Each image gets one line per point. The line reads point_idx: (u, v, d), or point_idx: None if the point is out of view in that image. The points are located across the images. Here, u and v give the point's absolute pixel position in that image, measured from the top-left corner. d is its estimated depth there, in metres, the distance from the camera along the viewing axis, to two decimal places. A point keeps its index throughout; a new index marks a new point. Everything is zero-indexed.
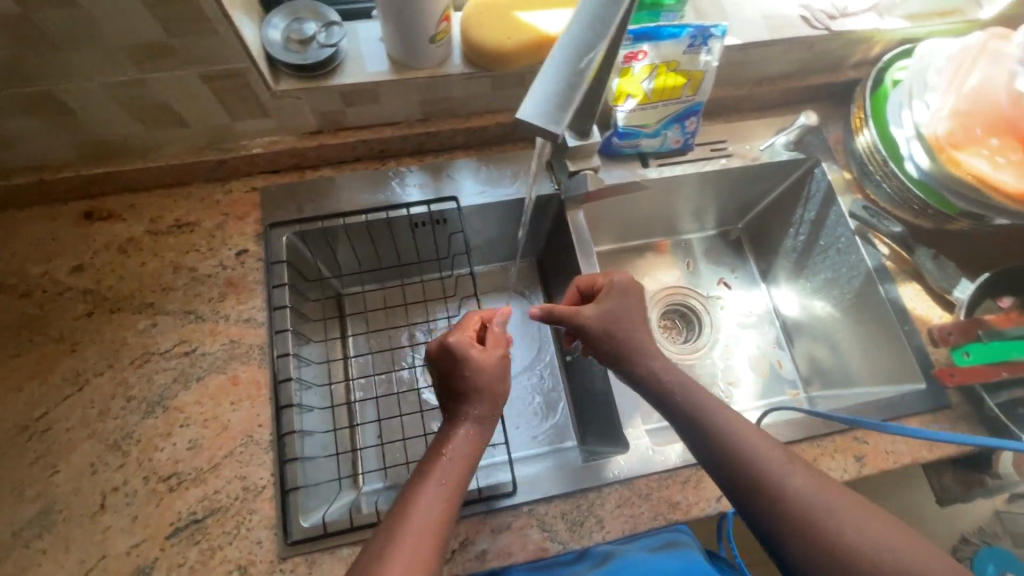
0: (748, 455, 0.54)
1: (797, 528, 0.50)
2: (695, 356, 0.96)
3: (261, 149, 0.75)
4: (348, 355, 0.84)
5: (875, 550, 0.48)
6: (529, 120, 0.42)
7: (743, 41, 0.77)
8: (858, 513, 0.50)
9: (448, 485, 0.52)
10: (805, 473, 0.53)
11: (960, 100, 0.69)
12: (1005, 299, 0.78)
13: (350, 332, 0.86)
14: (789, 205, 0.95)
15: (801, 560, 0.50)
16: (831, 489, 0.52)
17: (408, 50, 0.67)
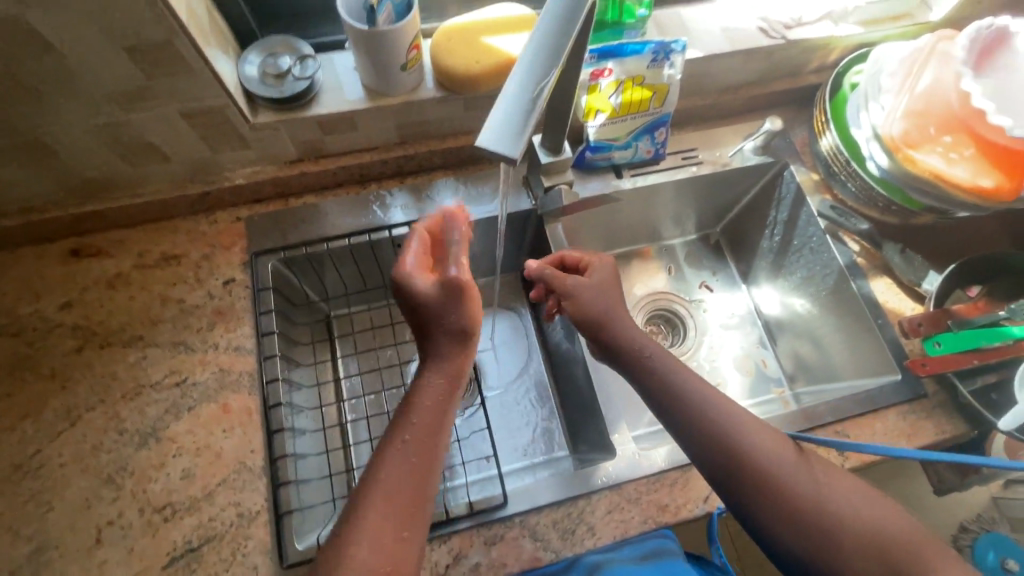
0: (728, 439, 0.58)
1: (792, 520, 0.55)
2: (681, 359, 0.98)
3: (243, 180, 0.77)
4: (339, 376, 0.86)
5: (862, 535, 0.53)
6: (490, 147, 0.44)
7: (704, 53, 0.80)
8: (826, 485, 0.56)
9: (418, 427, 0.53)
10: (799, 468, 0.57)
11: (914, 100, 0.72)
12: (972, 288, 0.81)
13: (341, 354, 0.88)
14: (763, 207, 0.98)
15: (779, 534, 0.55)
16: (823, 480, 0.56)
17: (381, 79, 0.69)
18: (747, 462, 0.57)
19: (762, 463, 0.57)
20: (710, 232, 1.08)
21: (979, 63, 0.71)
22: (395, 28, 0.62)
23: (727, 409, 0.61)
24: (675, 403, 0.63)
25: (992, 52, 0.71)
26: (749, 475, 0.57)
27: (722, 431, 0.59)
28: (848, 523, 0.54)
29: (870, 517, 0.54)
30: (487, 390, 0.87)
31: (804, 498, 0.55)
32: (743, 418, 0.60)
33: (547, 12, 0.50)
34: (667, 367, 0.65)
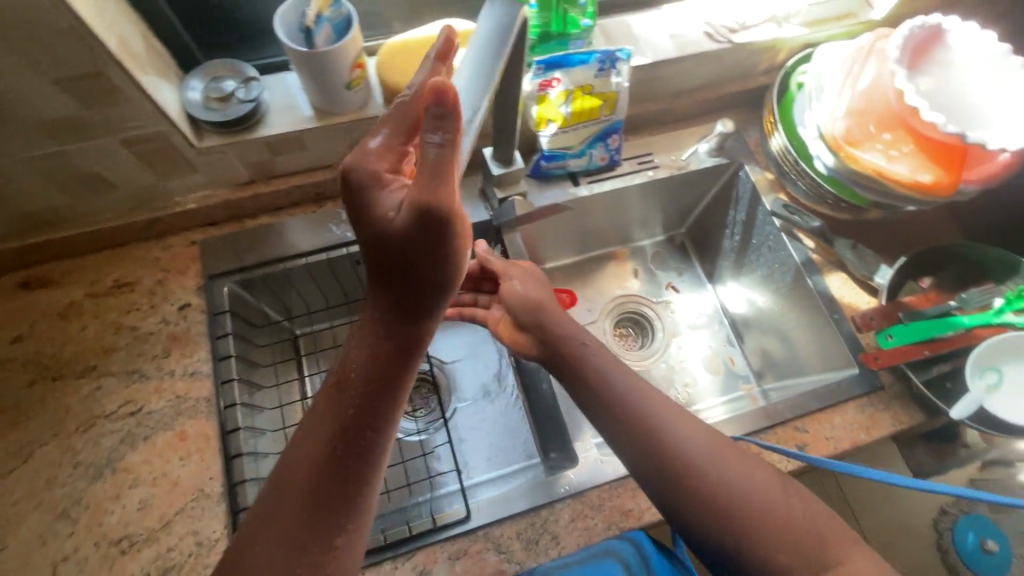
0: (665, 443, 0.59)
1: (724, 523, 0.56)
2: (650, 362, 0.99)
3: (195, 204, 0.77)
4: (305, 396, 0.85)
5: (788, 536, 0.55)
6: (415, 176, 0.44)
7: (652, 60, 0.81)
8: (758, 487, 0.57)
9: (353, 402, 0.46)
10: (734, 471, 0.58)
11: (855, 98, 0.73)
12: (924, 279, 0.83)
13: (306, 373, 0.87)
14: (722, 207, 0.99)
15: (710, 535, 0.57)
16: (756, 483, 0.58)
17: (326, 98, 0.69)
18: (682, 464, 0.58)
19: (697, 466, 0.58)
20: (675, 233, 1.09)
21: (917, 60, 0.73)
22: (335, 48, 0.63)
23: (665, 413, 0.61)
24: (618, 406, 0.62)
25: (930, 49, 0.74)
26: (683, 477, 0.58)
27: (660, 435, 0.60)
28: (771, 522, 0.55)
29: (792, 515, 0.56)
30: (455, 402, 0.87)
31: (733, 498, 0.56)
32: (680, 421, 0.61)
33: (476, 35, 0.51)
34: (610, 369, 0.65)
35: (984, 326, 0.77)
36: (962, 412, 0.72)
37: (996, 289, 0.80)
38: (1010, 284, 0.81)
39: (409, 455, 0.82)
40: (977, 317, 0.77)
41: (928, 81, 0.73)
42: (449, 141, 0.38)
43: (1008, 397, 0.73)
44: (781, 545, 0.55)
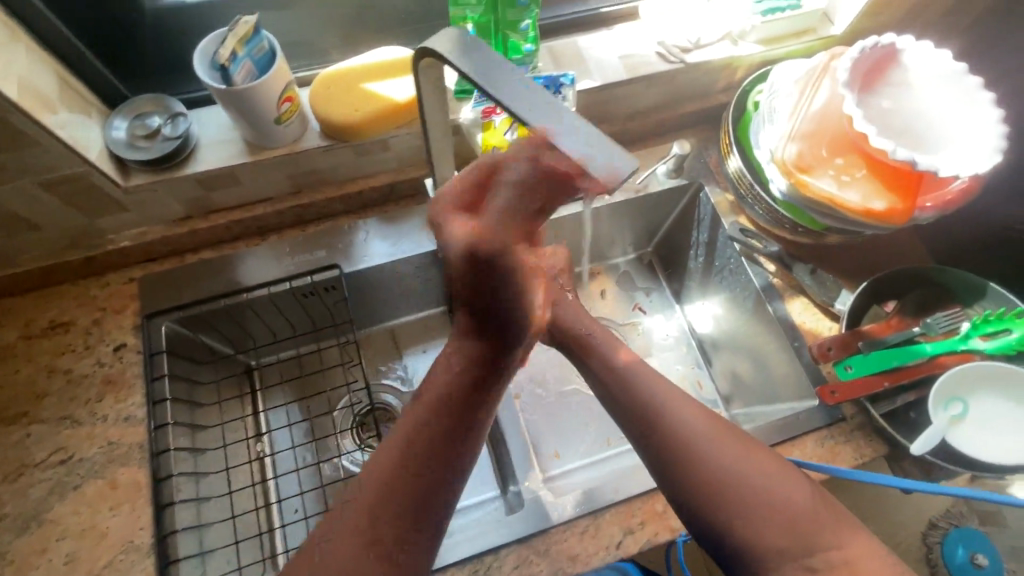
0: (668, 423, 0.58)
1: (712, 499, 0.53)
2: None
3: (129, 242, 0.75)
4: (264, 431, 0.83)
5: (780, 511, 0.52)
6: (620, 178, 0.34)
7: (601, 82, 0.79)
8: (752, 465, 0.54)
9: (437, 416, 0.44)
10: (731, 447, 0.56)
11: (807, 121, 0.70)
12: (888, 302, 0.81)
13: (263, 408, 0.85)
14: (687, 228, 0.97)
15: (701, 511, 0.54)
16: (757, 461, 0.55)
17: (256, 133, 0.67)
18: (682, 445, 0.56)
19: (698, 446, 0.56)
20: (642, 252, 1.06)
21: (873, 79, 0.70)
22: (257, 84, 0.60)
23: (671, 396, 0.60)
24: (619, 388, 0.64)
25: (889, 68, 0.70)
26: (681, 457, 0.56)
27: (662, 417, 0.59)
28: (770, 505, 0.52)
29: (793, 501, 0.53)
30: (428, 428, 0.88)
31: (731, 479, 0.54)
32: (686, 404, 0.59)
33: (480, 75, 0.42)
34: (613, 355, 0.68)
35: (947, 353, 0.75)
36: (925, 445, 0.69)
37: (964, 312, 0.78)
38: (977, 308, 0.78)
39: None
40: (941, 345, 0.75)
41: (887, 100, 0.69)
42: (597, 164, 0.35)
43: (972, 429, 0.70)
44: (778, 528, 0.51)
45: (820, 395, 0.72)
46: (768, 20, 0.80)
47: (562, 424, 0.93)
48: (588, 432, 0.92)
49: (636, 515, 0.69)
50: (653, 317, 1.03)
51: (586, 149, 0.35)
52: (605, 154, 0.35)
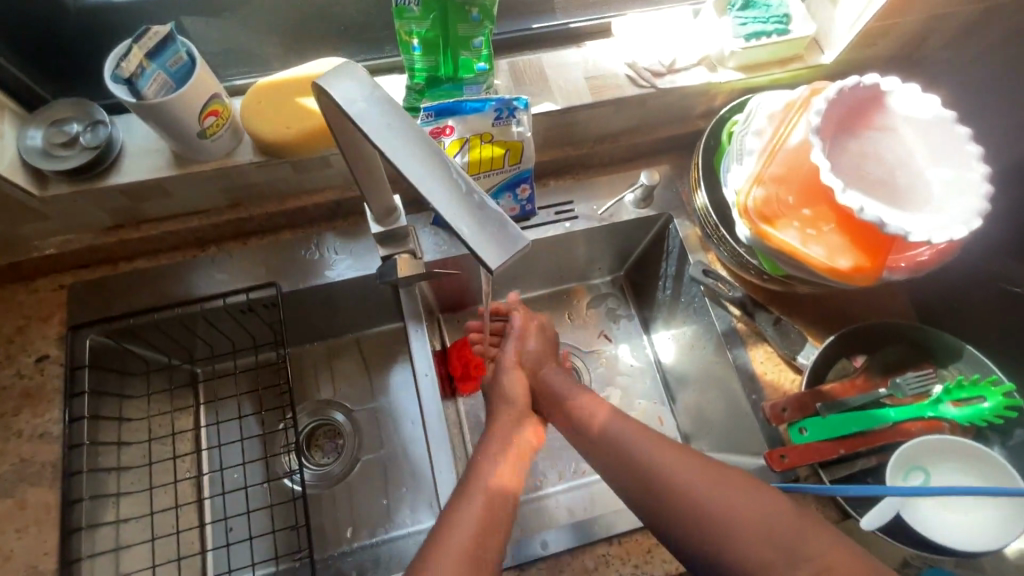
0: (655, 470, 0.58)
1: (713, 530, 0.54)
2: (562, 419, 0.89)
3: (54, 249, 0.72)
4: (200, 448, 0.81)
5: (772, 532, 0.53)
6: (503, 260, 0.36)
7: (563, 106, 0.74)
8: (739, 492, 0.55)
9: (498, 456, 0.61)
10: (716, 477, 0.56)
11: (775, 164, 0.64)
12: (857, 356, 0.75)
13: (201, 424, 0.82)
14: (655, 259, 0.91)
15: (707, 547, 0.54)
16: (743, 487, 0.56)
17: (180, 147, 0.63)
18: (675, 489, 0.56)
19: (684, 486, 0.56)
20: (614, 276, 1.00)
21: (852, 123, 0.63)
22: (174, 97, 0.57)
23: (648, 441, 0.60)
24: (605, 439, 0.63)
25: (872, 110, 0.63)
26: (678, 501, 0.56)
27: (651, 464, 0.59)
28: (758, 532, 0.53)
29: (776, 525, 0.53)
30: (396, 446, 0.88)
31: (718, 509, 0.54)
32: (662, 447, 0.59)
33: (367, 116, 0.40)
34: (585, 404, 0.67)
35: (914, 420, 0.71)
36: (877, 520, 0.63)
37: (937, 374, 0.73)
38: (951, 369, 0.73)
39: (294, 522, 0.77)
40: (906, 410, 0.71)
41: (863, 144, 0.63)
42: (484, 228, 0.37)
43: (927, 505, 0.66)
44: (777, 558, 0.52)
45: (769, 461, 0.67)
46: (752, 46, 0.74)
47: None
48: (538, 467, 0.89)
49: (564, 570, 0.67)
50: (619, 347, 0.96)
51: (475, 228, 0.37)
52: (492, 232, 0.37)
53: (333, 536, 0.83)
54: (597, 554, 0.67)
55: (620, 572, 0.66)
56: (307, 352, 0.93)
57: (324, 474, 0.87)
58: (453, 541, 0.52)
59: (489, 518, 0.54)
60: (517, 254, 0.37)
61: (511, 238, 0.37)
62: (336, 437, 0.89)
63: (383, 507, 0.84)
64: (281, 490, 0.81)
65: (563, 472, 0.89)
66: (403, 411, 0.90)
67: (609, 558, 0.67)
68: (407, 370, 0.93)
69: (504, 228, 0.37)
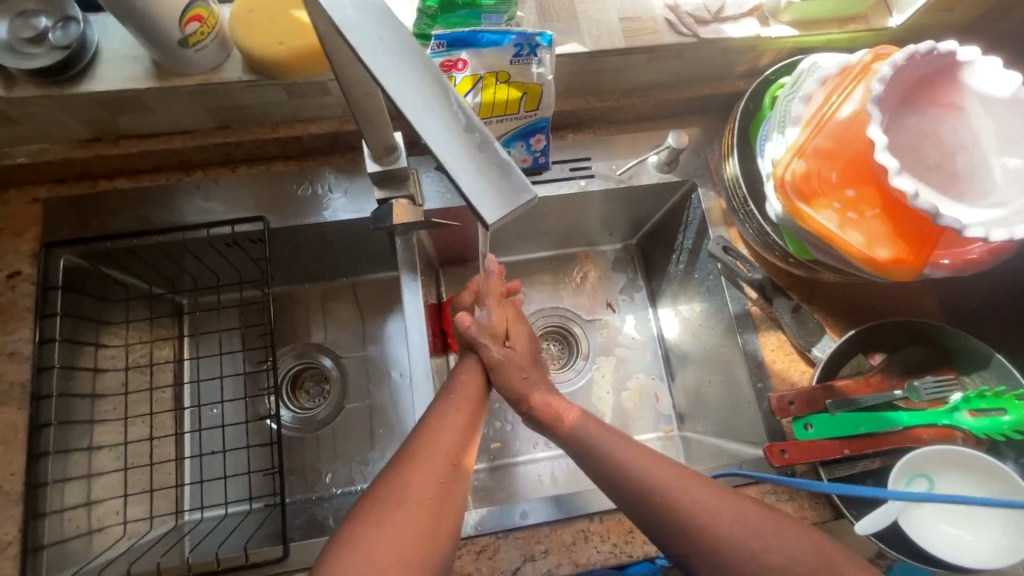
0: (619, 468, 0.55)
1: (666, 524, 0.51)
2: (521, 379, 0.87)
3: (26, 159, 0.67)
4: (180, 381, 0.78)
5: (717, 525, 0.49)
6: (502, 214, 0.31)
7: (592, 48, 0.67)
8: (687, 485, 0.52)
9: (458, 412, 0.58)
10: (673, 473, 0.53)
11: (822, 135, 0.57)
12: (875, 354, 0.70)
13: (184, 357, 0.79)
14: (672, 230, 0.85)
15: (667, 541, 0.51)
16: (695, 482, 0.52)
17: (160, 57, 0.57)
18: (632, 485, 0.54)
19: (651, 488, 0.53)
20: (625, 243, 0.94)
21: (913, 97, 0.56)
22: None
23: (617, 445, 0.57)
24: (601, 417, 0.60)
25: (936, 85, 0.56)
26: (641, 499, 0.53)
27: (615, 463, 0.56)
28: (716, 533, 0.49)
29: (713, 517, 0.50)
30: (382, 398, 0.85)
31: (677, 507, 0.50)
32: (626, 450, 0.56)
33: (353, 25, 0.33)
34: None
35: (926, 426, 0.66)
36: (873, 525, 0.60)
37: (959, 381, 0.68)
38: (974, 378, 0.68)
39: (270, 465, 0.75)
40: (919, 416, 0.66)
41: (921, 121, 0.56)
42: (486, 174, 0.32)
43: (928, 514, 0.62)
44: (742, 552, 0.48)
45: (768, 455, 0.64)
46: None
47: (502, 419, 0.87)
48: (526, 431, 0.86)
49: (541, 542, 0.64)
50: (623, 318, 0.92)
51: (471, 173, 0.32)
52: (491, 181, 0.32)
53: (311, 480, 0.81)
54: (576, 529, 0.65)
55: (599, 549, 0.64)
56: (297, 292, 0.89)
57: (308, 418, 0.84)
58: (394, 517, 0.47)
59: (436, 476, 0.51)
60: (519, 211, 0.32)
61: (516, 186, 0.32)
62: (322, 381, 0.86)
63: (363, 460, 0.82)
64: (259, 431, 0.78)
65: (550, 438, 0.86)
66: (391, 362, 0.87)
67: (588, 534, 0.65)
68: (399, 322, 0.89)
69: (508, 178, 0.32)
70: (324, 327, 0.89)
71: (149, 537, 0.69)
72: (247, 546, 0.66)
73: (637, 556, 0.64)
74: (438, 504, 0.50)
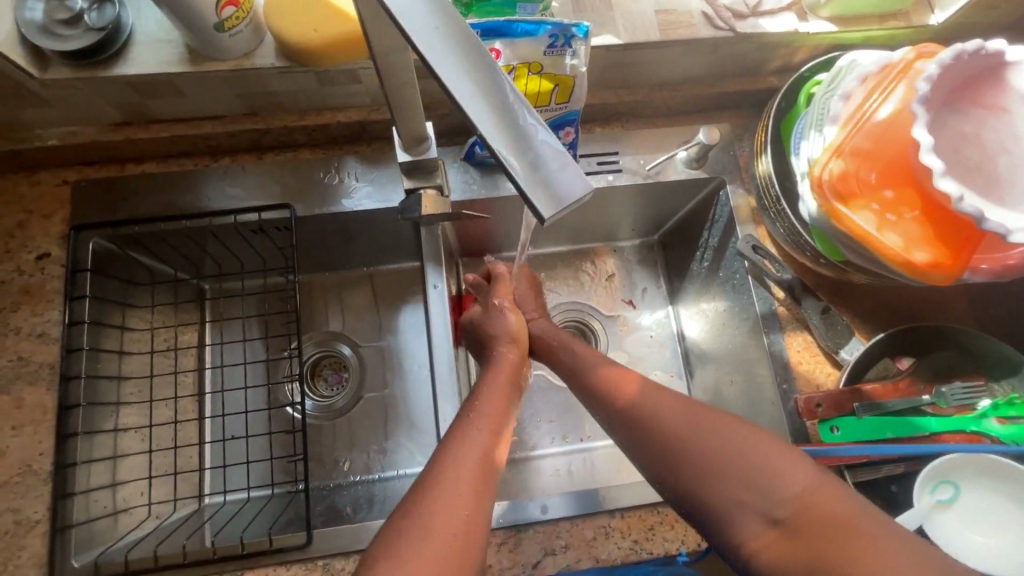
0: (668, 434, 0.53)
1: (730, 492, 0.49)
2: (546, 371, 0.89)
3: (57, 140, 0.67)
4: (203, 365, 0.79)
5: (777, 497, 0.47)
6: (557, 208, 0.31)
7: (626, 41, 0.66)
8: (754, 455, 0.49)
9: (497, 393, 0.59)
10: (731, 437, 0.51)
11: (862, 135, 0.56)
12: (902, 358, 0.69)
13: (207, 342, 0.80)
14: (697, 226, 0.84)
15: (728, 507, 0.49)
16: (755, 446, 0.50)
17: (193, 42, 0.57)
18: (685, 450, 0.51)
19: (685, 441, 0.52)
20: (647, 239, 0.93)
21: (958, 96, 0.55)
22: None
23: (646, 395, 0.57)
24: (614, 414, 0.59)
25: (980, 85, 0.55)
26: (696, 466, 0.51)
27: (643, 413, 0.55)
28: (738, 485, 0.49)
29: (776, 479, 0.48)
30: (399, 388, 0.85)
31: (709, 463, 0.50)
32: (654, 398, 0.56)
33: (407, 12, 0.32)
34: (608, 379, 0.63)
35: (954, 432, 0.66)
36: None
37: (987, 388, 0.67)
38: (1003, 385, 0.67)
39: (292, 452, 0.75)
40: (947, 421, 0.66)
41: (966, 122, 0.54)
42: (540, 166, 0.32)
43: (956, 521, 0.62)
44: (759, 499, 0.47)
45: None
46: None
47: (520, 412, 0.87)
48: (544, 425, 0.87)
49: (561, 536, 0.65)
50: (643, 314, 0.91)
51: (523, 165, 0.31)
52: (545, 173, 0.32)
53: (330, 467, 0.81)
54: (597, 525, 0.65)
55: (619, 545, 0.64)
56: (318, 281, 0.89)
57: (327, 406, 0.85)
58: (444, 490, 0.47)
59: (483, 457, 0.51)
60: (572, 206, 0.32)
61: (572, 179, 0.32)
62: (341, 369, 0.87)
63: (380, 450, 0.82)
64: (281, 418, 0.79)
65: (568, 433, 0.86)
66: (410, 353, 0.87)
67: (609, 530, 0.65)
68: (417, 313, 0.89)
69: (561, 172, 0.32)
70: (343, 316, 0.89)
71: (173, 518, 0.70)
72: (269, 532, 0.66)
73: (657, 554, 0.64)
74: (485, 482, 0.49)
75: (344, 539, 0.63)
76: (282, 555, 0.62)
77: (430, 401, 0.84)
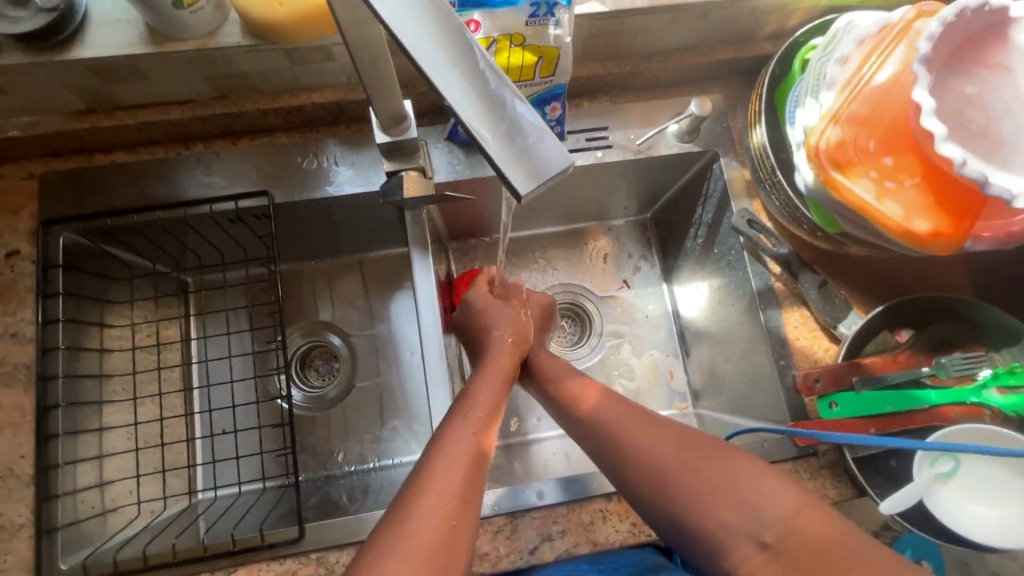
0: (639, 459, 0.54)
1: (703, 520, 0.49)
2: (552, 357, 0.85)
3: (19, 131, 0.64)
4: (188, 360, 0.77)
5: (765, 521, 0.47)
6: (534, 183, 0.29)
7: (611, 8, 0.63)
8: (736, 485, 0.49)
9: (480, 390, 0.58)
10: (700, 465, 0.51)
11: (860, 99, 0.53)
12: (902, 331, 0.67)
13: (192, 336, 0.78)
14: (689, 202, 0.81)
15: (699, 528, 0.50)
16: (743, 479, 0.50)
17: (153, 21, 0.54)
18: (652, 472, 0.52)
19: (654, 469, 0.52)
20: (640, 217, 0.91)
21: (961, 56, 0.52)
22: None
23: (635, 427, 0.56)
24: (591, 436, 0.58)
25: (982, 44, 0.52)
26: (668, 492, 0.51)
27: (617, 443, 0.56)
28: (733, 495, 0.49)
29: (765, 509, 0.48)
30: (390, 376, 0.84)
31: (683, 494, 0.50)
32: (642, 431, 0.55)
33: None
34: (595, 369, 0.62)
35: (953, 404, 0.65)
36: (897, 506, 0.59)
37: (987, 357, 0.65)
38: (1003, 354, 0.66)
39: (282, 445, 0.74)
40: (947, 393, 0.64)
41: (968, 83, 0.52)
42: (516, 138, 0.29)
43: (954, 493, 0.61)
44: (745, 520, 0.48)
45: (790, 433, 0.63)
46: None
47: (514, 396, 0.86)
48: (540, 408, 0.85)
49: (558, 522, 0.64)
50: (637, 294, 0.89)
51: (496, 139, 0.29)
52: (521, 146, 0.29)
53: (323, 459, 0.80)
54: (593, 509, 0.64)
55: (617, 529, 0.64)
56: (303, 269, 0.87)
57: (318, 397, 0.83)
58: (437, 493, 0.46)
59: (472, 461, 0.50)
60: (551, 181, 0.30)
61: (551, 152, 0.30)
62: (332, 359, 0.85)
63: (373, 441, 0.81)
64: (271, 411, 0.77)
65: None
66: (401, 340, 0.85)
67: (606, 514, 0.64)
68: (405, 299, 0.87)
69: (538, 145, 0.30)
70: (328, 304, 0.87)
71: (164, 515, 0.68)
72: (260, 528, 0.65)
73: (655, 536, 0.63)
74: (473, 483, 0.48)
75: (336, 533, 0.62)
76: (272, 551, 0.61)
77: (422, 388, 0.83)
